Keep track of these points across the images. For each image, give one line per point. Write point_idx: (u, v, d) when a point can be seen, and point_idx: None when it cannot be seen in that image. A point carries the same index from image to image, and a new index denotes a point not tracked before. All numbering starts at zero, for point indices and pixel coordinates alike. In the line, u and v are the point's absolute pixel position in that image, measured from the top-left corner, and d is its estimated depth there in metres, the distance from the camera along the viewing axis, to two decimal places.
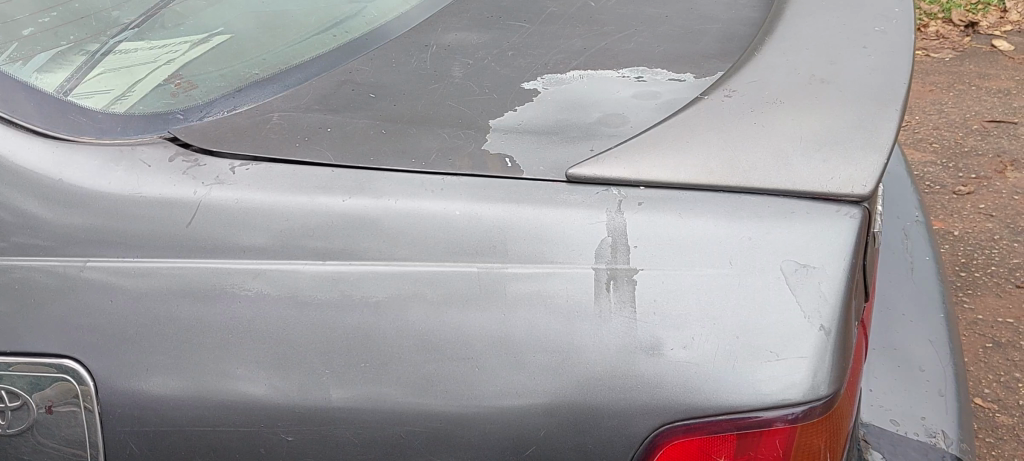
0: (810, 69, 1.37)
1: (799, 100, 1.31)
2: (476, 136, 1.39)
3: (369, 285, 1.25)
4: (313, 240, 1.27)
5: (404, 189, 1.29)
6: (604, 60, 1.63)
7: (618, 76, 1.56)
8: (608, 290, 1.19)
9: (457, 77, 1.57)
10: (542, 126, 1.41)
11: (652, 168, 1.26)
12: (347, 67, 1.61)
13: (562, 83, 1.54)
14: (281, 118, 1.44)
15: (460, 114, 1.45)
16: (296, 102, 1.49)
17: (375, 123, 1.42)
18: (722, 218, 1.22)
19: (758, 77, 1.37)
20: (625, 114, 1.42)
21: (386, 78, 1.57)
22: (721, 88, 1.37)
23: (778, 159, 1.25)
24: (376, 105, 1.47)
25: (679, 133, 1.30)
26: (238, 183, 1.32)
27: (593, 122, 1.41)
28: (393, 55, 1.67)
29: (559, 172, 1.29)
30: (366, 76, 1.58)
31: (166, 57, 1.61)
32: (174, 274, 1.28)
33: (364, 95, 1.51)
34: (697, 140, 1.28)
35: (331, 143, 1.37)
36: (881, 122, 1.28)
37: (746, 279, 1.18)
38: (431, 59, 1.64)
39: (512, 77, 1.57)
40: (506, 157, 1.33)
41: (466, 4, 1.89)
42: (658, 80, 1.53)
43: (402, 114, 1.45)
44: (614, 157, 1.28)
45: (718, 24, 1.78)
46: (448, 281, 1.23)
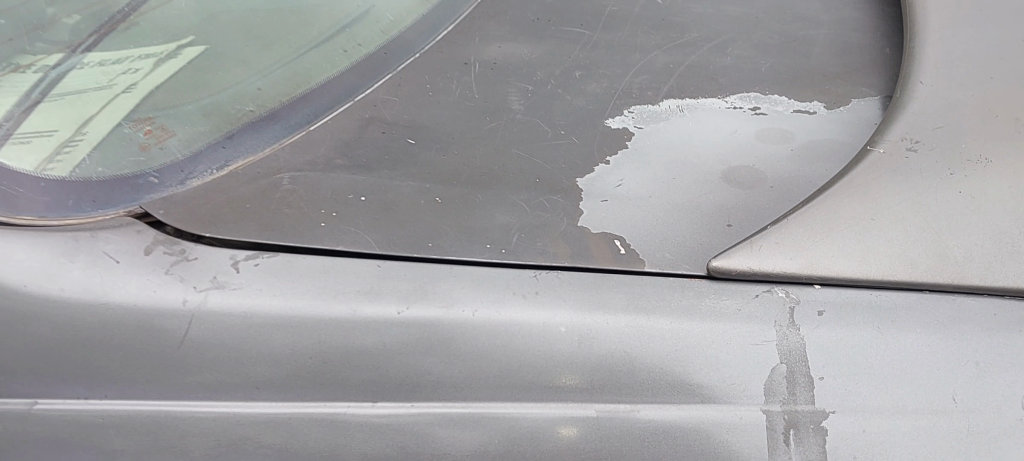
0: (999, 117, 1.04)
1: (1008, 159, 0.98)
2: (566, 207, 1.03)
3: (439, 430, 0.91)
4: (358, 371, 0.92)
5: (484, 292, 0.92)
6: (701, 82, 1.26)
7: (726, 107, 1.22)
8: (787, 443, 0.88)
9: (518, 111, 1.20)
10: (651, 190, 1.06)
11: (832, 261, 0.92)
12: (369, 99, 1.23)
13: (656, 120, 1.20)
14: (295, 180, 1.06)
15: (535, 169, 1.08)
16: (311, 157, 1.11)
17: (425, 187, 1.05)
18: (935, 335, 0.90)
19: (946, 121, 1.02)
20: (757, 169, 1.08)
21: (424, 115, 1.19)
22: (894, 135, 1.02)
23: (1002, 249, 0.94)
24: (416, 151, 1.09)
25: (860, 204, 0.95)
26: (246, 287, 0.93)
27: (718, 183, 1.06)
28: None
29: (696, 262, 0.94)
30: (398, 113, 1.20)
31: (129, 73, 1.07)
32: (162, 419, 0.93)
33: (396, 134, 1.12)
34: (888, 217, 0.94)
35: (371, 220, 0.99)
36: None
37: (973, 426, 0.88)
38: (477, 82, 1.26)
39: (588, 110, 1.20)
40: (615, 238, 0.97)
41: None
42: (781, 112, 1.20)
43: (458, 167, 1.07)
44: (776, 241, 0.93)
45: (823, 25, 1.43)
46: (557, 431, 0.90)
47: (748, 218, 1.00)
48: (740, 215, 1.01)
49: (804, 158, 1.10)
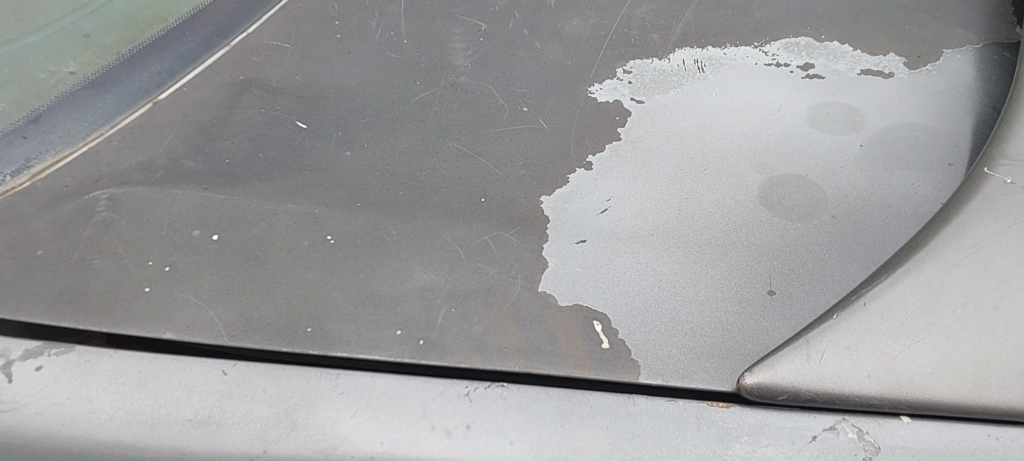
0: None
1: None
2: (521, 248, 0.68)
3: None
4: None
5: (392, 424, 0.58)
6: (725, 22, 0.89)
7: (767, 63, 0.84)
8: None
9: (463, 71, 0.83)
10: (652, 224, 0.69)
11: (936, 375, 0.56)
12: (255, 48, 0.86)
13: (665, 84, 0.82)
14: (117, 199, 0.71)
15: (479, 182, 0.74)
16: (152, 151, 0.75)
17: (313, 215, 0.71)
18: None
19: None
20: (812, 182, 0.72)
21: (327, 76, 0.83)
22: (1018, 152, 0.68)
23: None
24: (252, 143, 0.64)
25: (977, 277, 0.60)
26: (20, 408, 0.58)
27: (756, 212, 0.70)
28: (338, 6, 0.91)
29: (715, 371, 0.60)
30: (287, 75, 0.83)
31: None
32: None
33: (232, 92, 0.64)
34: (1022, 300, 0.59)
35: (222, 284, 0.65)
36: None
37: None
38: (410, 20, 0.89)
39: (566, 68, 0.84)
40: (594, 317, 0.64)
41: None
42: (846, 73, 0.83)
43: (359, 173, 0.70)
44: (845, 344, 0.59)
45: None
46: None
47: (800, 278, 0.65)
48: (785, 273, 0.66)
49: (881, 161, 0.74)
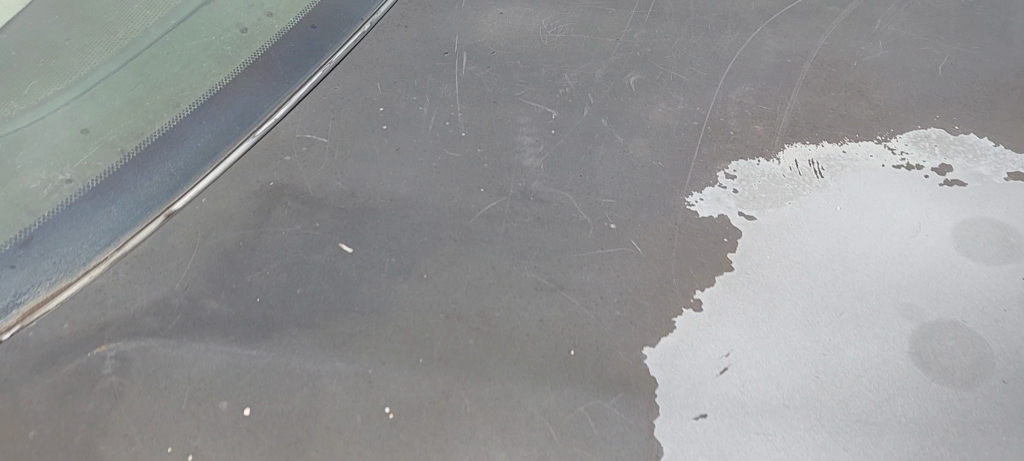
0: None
1: None
2: (618, 399, 0.69)
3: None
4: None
5: None
6: (758, 125, 0.92)
7: (885, 162, 0.87)
8: None
9: (515, 228, 0.82)
10: (789, 391, 0.70)
11: None
12: (276, 254, 0.81)
13: (753, 276, 0.78)
14: (184, 382, 0.71)
15: (561, 320, 0.75)
16: (200, 374, 0.71)
17: (415, 366, 0.72)
18: None
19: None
20: (953, 334, 0.73)
21: (379, 223, 0.83)
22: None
23: None
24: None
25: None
26: None
27: (901, 381, 0.70)
28: (370, 144, 0.91)
29: None
30: (339, 264, 0.80)
31: None
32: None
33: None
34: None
35: (372, 438, 0.67)
36: None
37: None
38: (460, 169, 0.88)
39: (616, 236, 0.81)
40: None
41: (479, 26, 1.07)
42: (958, 179, 0.85)
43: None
44: None
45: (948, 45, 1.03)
46: None
47: (949, 428, 0.67)
48: None
49: (1005, 325, 0.73)
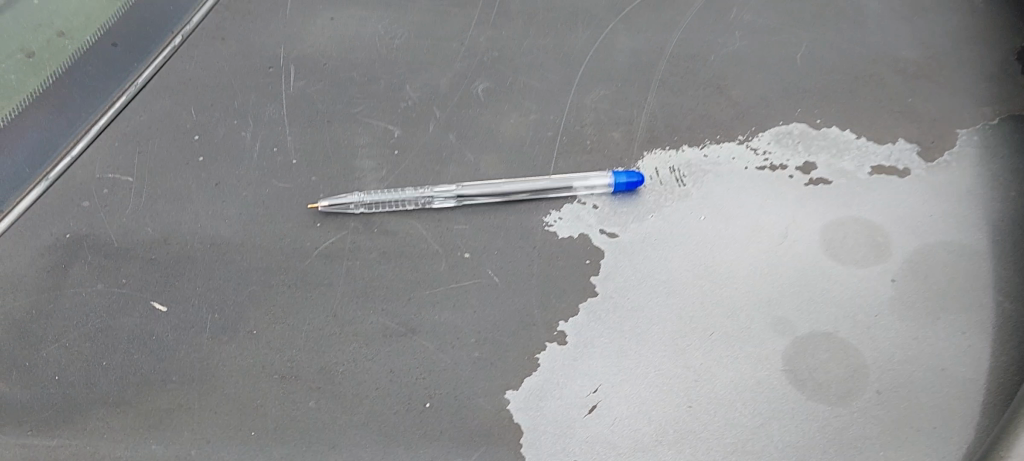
0: (942, 112, 0.73)
1: None
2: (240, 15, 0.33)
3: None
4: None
5: None
6: (718, 107, 0.72)
7: (752, 175, 0.67)
8: None
9: (267, 281, 0.58)
10: (664, 424, 0.53)
11: None
12: None
13: (715, 345, 0.56)
14: None
15: (416, 372, 0.55)
16: None
17: None
18: None
19: (920, 153, 0.70)
20: (843, 343, 0.57)
21: (73, 313, 0.56)
22: (989, 293, 0.60)
23: None
24: (101, 370, 0.54)
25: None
26: None
27: (745, 374, 0.55)
28: (63, 233, 0.60)
29: None
30: (59, 352, 0.54)
31: None
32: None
33: (53, 256, 0.59)
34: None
35: None
36: None
37: None
38: (141, 243, 0.60)
39: (408, 360, 0.55)
40: (634, 437, 0.52)
41: (231, 55, 0.74)
42: (839, 220, 0.64)
43: (224, 448, 0.51)
44: None
45: (852, 107, 0.73)
46: None
47: (801, 393, 0.55)
48: None
49: (855, 314, 0.59)
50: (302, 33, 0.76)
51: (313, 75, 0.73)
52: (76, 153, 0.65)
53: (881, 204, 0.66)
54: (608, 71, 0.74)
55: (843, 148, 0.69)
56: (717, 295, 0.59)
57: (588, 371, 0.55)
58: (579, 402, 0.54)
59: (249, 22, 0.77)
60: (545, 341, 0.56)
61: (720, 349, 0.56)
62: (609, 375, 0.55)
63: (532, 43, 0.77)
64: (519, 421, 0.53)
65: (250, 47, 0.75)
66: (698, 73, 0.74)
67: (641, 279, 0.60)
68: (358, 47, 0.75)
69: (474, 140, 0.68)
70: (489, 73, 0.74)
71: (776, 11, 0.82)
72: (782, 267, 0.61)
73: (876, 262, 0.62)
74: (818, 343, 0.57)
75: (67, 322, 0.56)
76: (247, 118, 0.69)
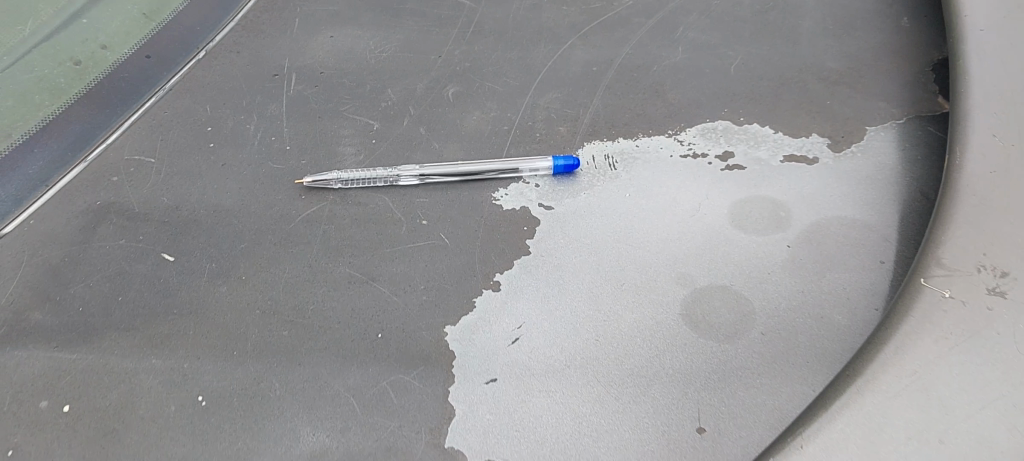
0: (856, 111, 0.83)
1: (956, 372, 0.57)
2: None
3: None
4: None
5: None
6: (655, 107, 0.83)
7: (677, 161, 0.78)
8: None
9: (257, 238, 0.71)
10: (573, 352, 0.63)
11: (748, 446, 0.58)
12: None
13: (625, 292, 0.67)
14: None
15: (372, 310, 0.66)
16: None
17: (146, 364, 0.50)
18: None
19: (830, 146, 0.79)
20: (737, 293, 0.67)
21: (97, 260, 0.69)
22: (871, 255, 0.70)
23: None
24: (117, 303, 0.66)
25: (884, 372, 0.58)
26: None
27: (647, 315, 0.66)
28: (95, 201, 0.73)
29: (577, 403, 0.60)
30: (84, 288, 0.66)
31: None
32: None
33: (84, 217, 0.72)
34: (966, 374, 0.57)
35: (169, 441, 0.58)
36: (971, 301, 0.60)
37: None
38: (156, 209, 0.73)
39: (367, 300, 0.67)
40: (548, 361, 0.63)
41: (244, 66, 0.88)
42: (747, 198, 0.74)
43: (210, 360, 0.62)
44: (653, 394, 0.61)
45: (774, 107, 0.83)
46: None
47: (694, 330, 0.65)
48: (723, 402, 0.60)
49: (750, 270, 0.69)
50: (305, 48, 0.90)
51: (310, 81, 0.86)
52: (109, 141, 0.80)
53: (789, 184, 0.76)
54: (562, 78, 0.86)
55: (759, 140, 0.80)
56: (632, 254, 0.70)
57: (515, 311, 0.66)
58: (505, 335, 0.65)
59: (261, 40, 0.91)
60: (482, 288, 0.68)
61: (628, 296, 0.67)
62: (532, 315, 0.66)
63: (500, 55, 0.89)
64: (453, 348, 0.64)
65: (260, 60, 0.88)
66: (640, 80, 0.86)
67: (569, 242, 0.71)
68: (351, 58, 0.89)
69: (441, 133, 0.80)
70: (460, 79, 0.86)
71: (719, 30, 0.93)
72: (691, 233, 0.71)
73: (776, 231, 0.72)
74: (714, 293, 0.67)
75: (92, 267, 0.68)
76: (252, 115, 0.82)
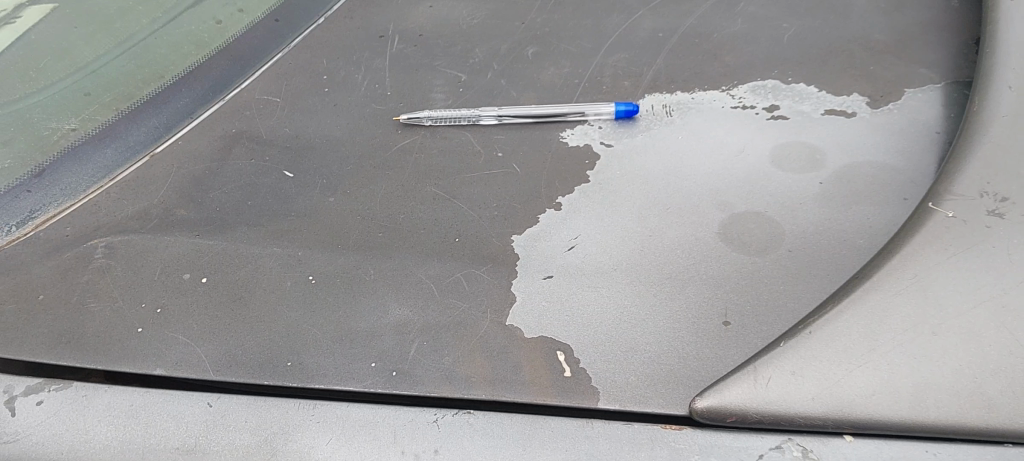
0: (898, 75, 0.90)
1: (953, 276, 0.65)
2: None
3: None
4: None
5: (344, 353, 0.68)
6: (710, 68, 0.93)
7: (726, 110, 0.88)
8: (611, 433, 0.63)
9: (359, 161, 0.84)
10: (620, 258, 0.74)
11: (767, 333, 0.67)
12: (147, 182, 0.83)
13: (669, 213, 0.77)
14: (102, 246, 0.76)
15: (451, 219, 0.78)
16: (103, 238, 0.77)
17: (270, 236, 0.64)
18: (815, 406, 0.61)
19: (868, 104, 0.87)
20: (769, 217, 0.76)
21: (229, 173, 0.83)
22: (898, 189, 0.78)
23: (865, 358, 0.63)
24: (246, 206, 0.80)
25: (888, 275, 0.66)
26: (20, 438, 0.64)
27: (687, 232, 0.76)
28: (229, 130, 0.88)
29: (620, 298, 0.71)
30: (219, 193, 0.81)
31: None
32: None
33: (222, 142, 0.87)
34: (960, 277, 0.65)
35: (280, 308, 0.71)
36: (973, 220, 0.68)
37: None
38: (279, 137, 0.87)
39: (447, 211, 0.79)
40: (598, 264, 0.74)
41: (355, 30, 1.02)
42: (787, 142, 0.84)
43: (317, 250, 0.75)
44: (687, 293, 0.71)
45: (821, 68, 0.92)
46: None
47: (727, 245, 0.74)
48: (746, 302, 0.70)
49: (784, 199, 0.78)
50: (407, 16, 1.04)
51: (410, 42, 0.99)
52: (243, 86, 0.96)
53: (826, 131, 0.84)
54: (629, 43, 0.97)
55: (804, 96, 0.88)
56: (678, 184, 0.80)
57: (572, 224, 0.77)
58: (563, 243, 0.76)
59: (370, 10, 1.05)
60: (546, 206, 0.79)
61: (672, 216, 0.77)
62: (588, 228, 0.77)
63: (576, 25, 1.01)
64: (518, 250, 0.75)
65: (369, 26, 1.03)
66: (699, 46, 0.96)
67: (625, 173, 0.82)
68: (445, 24, 1.02)
69: (519, 84, 0.92)
70: (539, 42, 0.98)
71: (777, 5, 1.03)
72: (733, 168, 0.81)
73: (811, 170, 0.80)
74: (748, 216, 0.77)
75: (225, 178, 0.82)
76: (360, 67, 0.96)
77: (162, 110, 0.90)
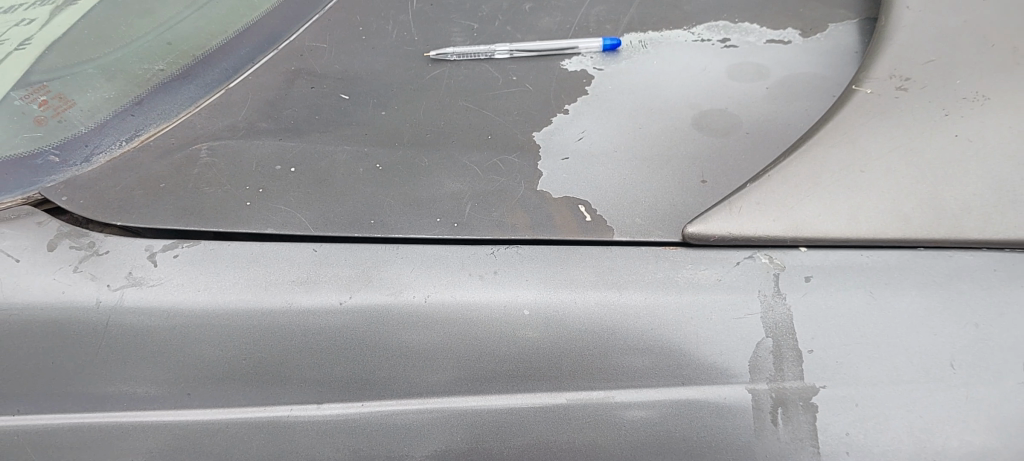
0: (821, 13, 1.14)
1: (870, 133, 0.88)
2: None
3: (629, 415, 0.80)
4: (383, 446, 0.81)
5: (415, 212, 0.87)
6: (674, 13, 1.16)
7: (690, 42, 1.10)
8: (626, 255, 0.83)
9: (402, 86, 1.04)
10: (619, 143, 0.95)
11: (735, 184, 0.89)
12: (229, 106, 1.01)
13: (654, 112, 0.99)
14: (203, 151, 0.95)
15: (483, 122, 0.98)
16: (203, 146, 0.95)
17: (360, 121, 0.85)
18: (776, 223, 0.83)
19: (800, 35, 1.10)
20: (730, 112, 0.99)
21: (296, 97, 1.02)
22: (827, 88, 1.01)
23: (811, 190, 0.84)
24: (316, 119, 0.99)
25: (823, 136, 0.89)
26: (165, 283, 0.82)
27: (669, 124, 0.97)
28: (289, 68, 1.08)
29: (622, 168, 0.92)
30: (291, 111, 1.00)
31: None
32: (110, 432, 0.82)
33: (285, 77, 1.06)
34: (875, 132, 0.87)
35: (358, 185, 0.90)
36: (883, 96, 0.91)
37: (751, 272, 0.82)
38: (331, 71, 1.07)
39: (478, 117, 0.99)
40: (602, 148, 0.95)
41: None
42: (740, 62, 1.06)
43: (380, 146, 0.95)
44: (673, 163, 0.92)
45: (762, 10, 1.16)
46: (462, 289, 0.81)
47: (701, 130, 0.96)
48: (719, 167, 0.92)
49: (741, 98, 1.00)
50: None
51: (427, 2, 1.20)
52: (294, 35, 1.14)
53: (769, 53, 1.07)
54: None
55: (749, 30, 1.12)
56: (658, 92, 1.02)
57: (579, 123, 0.98)
58: (573, 135, 0.97)
59: None
60: (556, 112, 1.00)
61: (656, 114, 0.99)
62: (591, 125, 0.98)
63: None
64: (539, 141, 0.96)
65: None
66: None
67: (615, 87, 1.03)
68: None
69: (521, 29, 1.14)
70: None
71: None
72: (699, 80, 1.03)
73: (760, 80, 1.03)
74: (714, 112, 0.99)
75: (294, 101, 1.02)
76: (389, 21, 1.16)
77: (230, 55, 1.09)
